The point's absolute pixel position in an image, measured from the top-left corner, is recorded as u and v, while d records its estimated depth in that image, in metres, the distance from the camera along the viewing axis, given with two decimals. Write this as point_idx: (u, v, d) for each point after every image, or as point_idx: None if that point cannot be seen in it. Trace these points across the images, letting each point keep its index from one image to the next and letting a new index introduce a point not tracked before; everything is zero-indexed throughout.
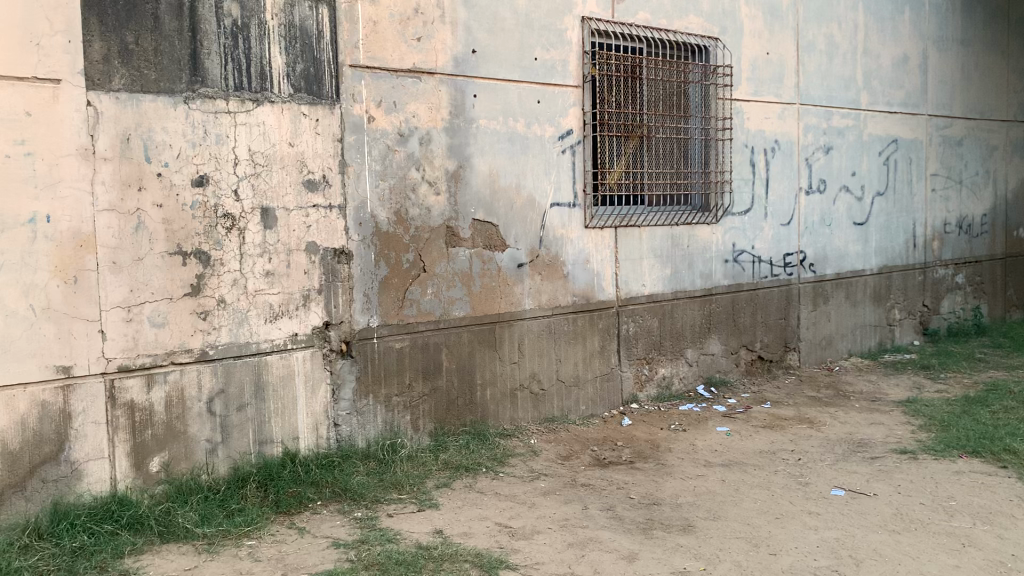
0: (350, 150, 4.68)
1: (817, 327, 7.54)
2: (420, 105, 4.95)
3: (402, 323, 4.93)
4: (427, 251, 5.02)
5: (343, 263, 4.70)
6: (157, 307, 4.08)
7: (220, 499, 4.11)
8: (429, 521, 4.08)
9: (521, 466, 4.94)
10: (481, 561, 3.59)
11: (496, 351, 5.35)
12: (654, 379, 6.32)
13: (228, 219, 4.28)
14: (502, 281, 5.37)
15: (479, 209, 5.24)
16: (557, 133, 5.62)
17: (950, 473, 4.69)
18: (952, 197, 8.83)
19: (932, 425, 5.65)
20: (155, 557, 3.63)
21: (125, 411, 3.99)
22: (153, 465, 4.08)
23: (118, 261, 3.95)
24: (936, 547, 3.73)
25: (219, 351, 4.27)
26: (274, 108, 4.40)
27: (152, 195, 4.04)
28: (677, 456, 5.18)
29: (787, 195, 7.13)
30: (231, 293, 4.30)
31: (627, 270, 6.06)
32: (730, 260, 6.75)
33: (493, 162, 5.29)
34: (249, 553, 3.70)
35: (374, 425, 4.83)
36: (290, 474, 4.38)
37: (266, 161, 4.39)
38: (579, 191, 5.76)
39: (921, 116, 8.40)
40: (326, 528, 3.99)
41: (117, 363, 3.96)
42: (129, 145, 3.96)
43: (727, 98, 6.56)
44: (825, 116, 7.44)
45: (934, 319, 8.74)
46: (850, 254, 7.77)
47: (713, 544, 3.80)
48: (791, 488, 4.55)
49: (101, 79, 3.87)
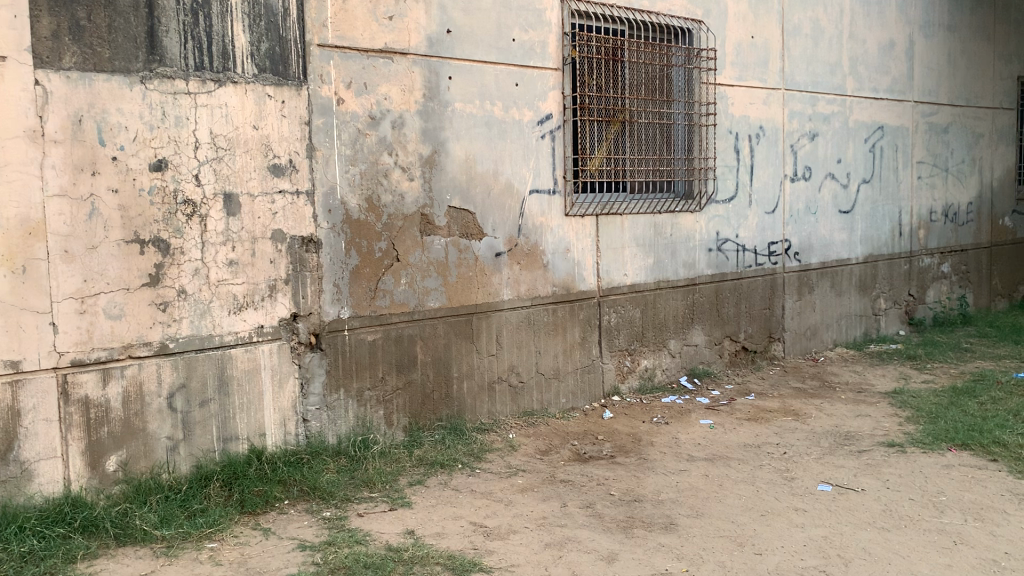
0: (318, 134, 4.48)
1: (802, 316, 7.41)
2: (392, 87, 4.75)
3: (375, 315, 4.74)
4: (400, 239, 4.84)
5: (311, 251, 4.51)
6: (113, 298, 3.87)
7: (181, 499, 3.92)
8: (400, 521, 3.91)
9: (498, 462, 4.78)
10: (453, 563, 3.42)
11: (473, 343, 5.17)
12: (637, 371, 6.17)
13: (189, 205, 4.07)
14: (479, 270, 5.19)
15: (455, 196, 5.05)
16: (536, 118, 5.43)
17: (939, 467, 4.56)
18: (938, 185, 8.71)
19: (920, 417, 5.52)
20: (110, 561, 3.44)
21: (80, 408, 3.78)
22: (110, 464, 3.88)
23: (70, 250, 3.75)
24: (927, 545, 3.59)
25: (180, 344, 4.07)
26: (237, 88, 4.19)
27: (107, 180, 3.83)
28: (659, 450, 5.03)
29: (772, 182, 6.98)
30: (193, 283, 4.10)
31: (609, 259, 5.89)
32: (713, 249, 6.60)
33: (469, 147, 5.10)
34: (209, 556, 3.51)
35: (345, 420, 4.65)
36: (256, 472, 4.19)
37: (229, 145, 4.19)
38: (559, 177, 5.59)
39: (908, 102, 8.27)
40: (292, 529, 3.81)
41: (70, 357, 3.76)
42: (81, 127, 3.75)
43: (711, 83, 6.39)
44: (810, 101, 7.29)
45: (919, 308, 8.64)
46: (836, 243, 7.64)
47: (696, 544, 3.65)
48: (776, 483, 4.41)
49: (50, 56, 3.66)
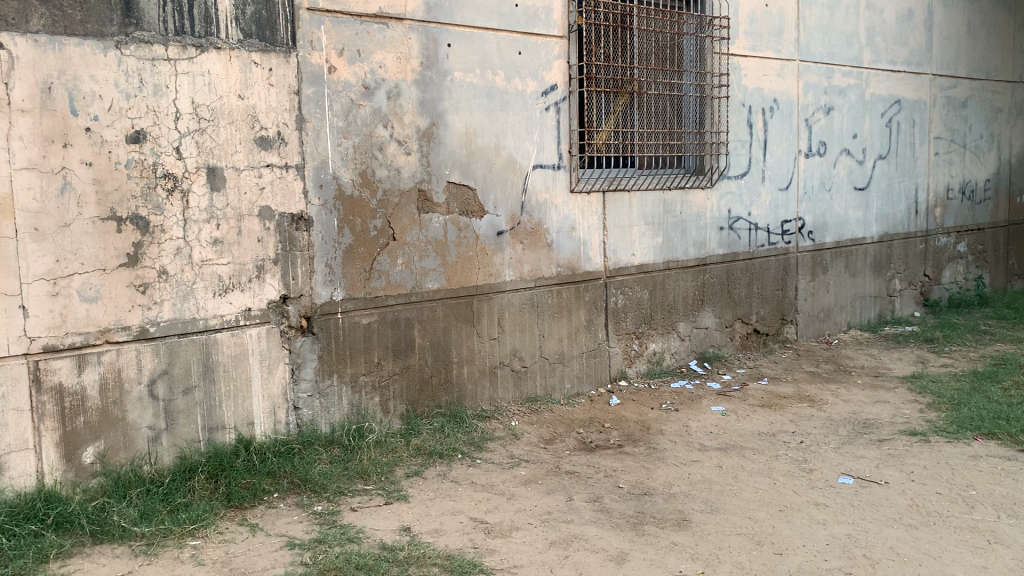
0: (308, 104, 4.21)
1: (816, 297, 7.15)
2: (388, 55, 4.47)
3: (369, 297, 4.49)
4: (397, 217, 4.58)
5: (302, 230, 4.25)
6: (88, 279, 3.62)
7: (163, 493, 3.69)
8: (395, 516, 3.68)
9: (500, 451, 4.54)
10: (451, 565, 3.19)
11: (473, 327, 4.93)
12: (645, 355, 5.93)
13: (170, 179, 3.81)
14: (479, 250, 4.93)
15: (454, 171, 4.78)
16: (540, 89, 5.15)
17: (966, 458, 4.32)
18: (955, 161, 8.41)
19: (942, 404, 5.27)
20: (84, 561, 3.22)
21: (53, 397, 3.54)
22: (87, 456, 3.64)
23: (41, 228, 3.49)
24: (959, 544, 3.35)
25: (161, 328, 3.83)
26: (220, 55, 3.92)
27: (80, 152, 3.57)
28: (669, 439, 4.79)
29: (786, 157, 6.70)
30: (174, 263, 3.85)
31: (616, 239, 5.63)
32: (725, 227, 6.34)
33: (469, 119, 4.83)
34: (191, 555, 3.29)
35: (339, 408, 4.42)
36: (243, 463, 3.96)
37: (212, 115, 3.92)
38: (564, 152, 5.32)
39: (926, 75, 7.96)
40: (281, 525, 3.57)
41: (42, 342, 3.51)
42: (51, 95, 3.48)
43: (724, 53, 6.09)
44: (825, 73, 6.99)
45: (935, 289, 8.38)
46: (851, 221, 7.37)
47: (712, 542, 3.41)
48: (794, 475, 4.17)
49: (17, 18, 3.38)
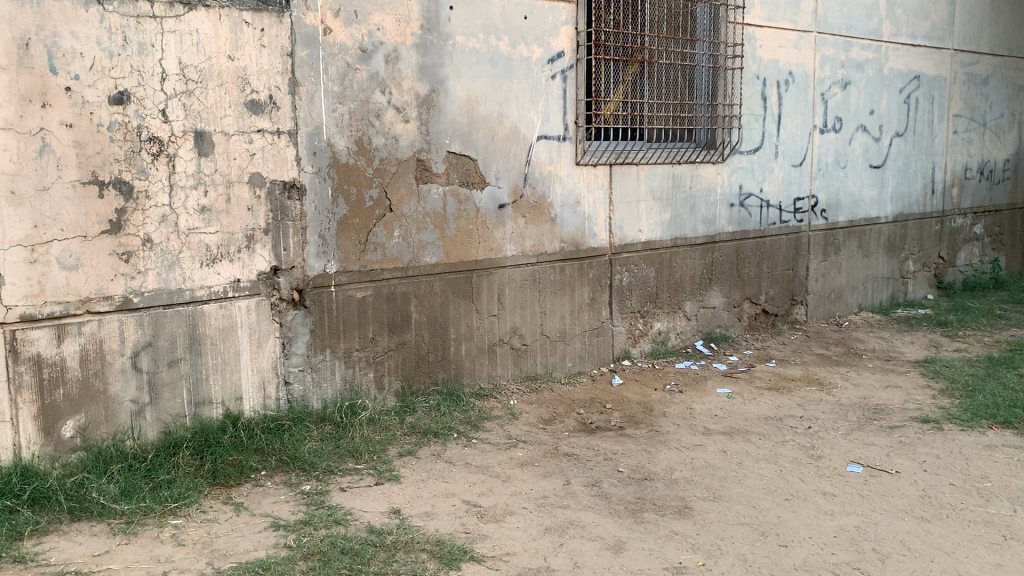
0: (302, 67, 4.03)
1: (827, 278, 6.97)
2: (386, 17, 4.27)
3: (364, 270, 4.33)
4: (394, 187, 4.40)
5: (294, 199, 4.09)
6: (68, 246, 3.47)
7: (146, 469, 3.55)
8: (386, 497, 3.54)
9: (497, 431, 4.40)
10: (440, 551, 3.05)
11: (473, 303, 4.77)
12: (649, 334, 5.78)
13: (155, 143, 3.65)
14: (480, 223, 4.76)
15: (454, 141, 4.60)
16: (546, 56, 4.95)
17: (981, 448, 4.16)
18: (974, 140, 8.17)
19: (956, 390, 5.10)
20: (60, 540, 3.09)
21: (31, 367, 3.40)
22: (67, 429, 3.51)
23: (18, 191, 3.33)
24: (973, 540, 3.19)
25: (146, 299, 3.68)
26: (210, 13, 3.74)
27: (60, 113, 3.41)
28: (672, 421, 4.64)
29: (800, 133, 6.49)
30: (159, 231, 3.69)
31: (622, 214, 5.45)
32: (736, 204, 6.14)
33: (471, 86, 4.63)
34: (172, 536, 3.16)
35: (331, 384, 4.28)
36: (230, 440, 3.82)
37: (199, 77, 3.74)
38: (570, 122, 5.12)
39: (947, 51, 7.70)
40: (267, 505, 3.44)
41: (19, 312, 3.36)
42: (29, 52, 3.30)
43: (739, 22, 5.85)
44: (843, 47, 6.75)
45: (949, 272, 8.18)
46: (865, 200, 7.16)
47: (714, 532, 3.26)
48: (800, 463, 4.01)
49: None
